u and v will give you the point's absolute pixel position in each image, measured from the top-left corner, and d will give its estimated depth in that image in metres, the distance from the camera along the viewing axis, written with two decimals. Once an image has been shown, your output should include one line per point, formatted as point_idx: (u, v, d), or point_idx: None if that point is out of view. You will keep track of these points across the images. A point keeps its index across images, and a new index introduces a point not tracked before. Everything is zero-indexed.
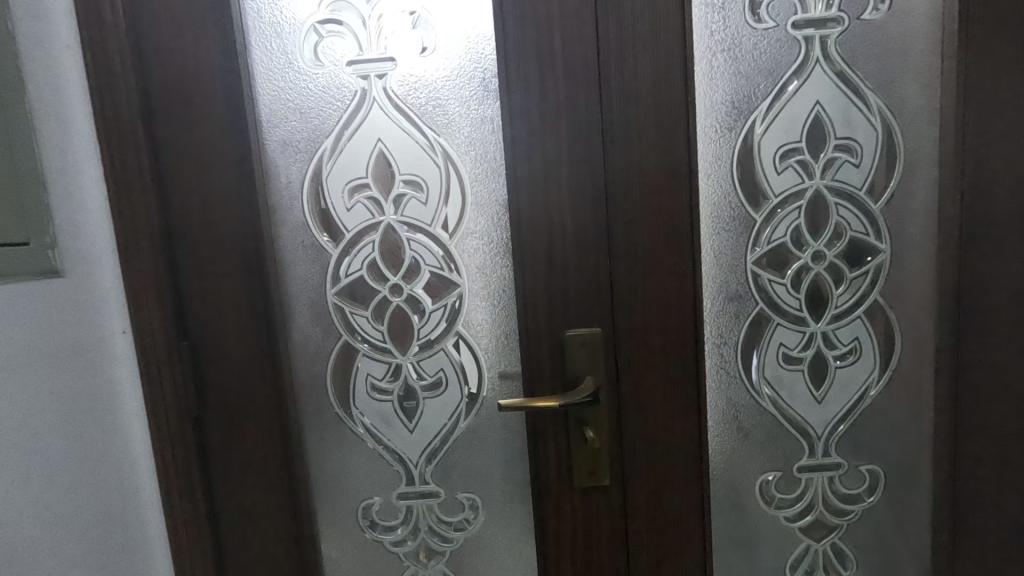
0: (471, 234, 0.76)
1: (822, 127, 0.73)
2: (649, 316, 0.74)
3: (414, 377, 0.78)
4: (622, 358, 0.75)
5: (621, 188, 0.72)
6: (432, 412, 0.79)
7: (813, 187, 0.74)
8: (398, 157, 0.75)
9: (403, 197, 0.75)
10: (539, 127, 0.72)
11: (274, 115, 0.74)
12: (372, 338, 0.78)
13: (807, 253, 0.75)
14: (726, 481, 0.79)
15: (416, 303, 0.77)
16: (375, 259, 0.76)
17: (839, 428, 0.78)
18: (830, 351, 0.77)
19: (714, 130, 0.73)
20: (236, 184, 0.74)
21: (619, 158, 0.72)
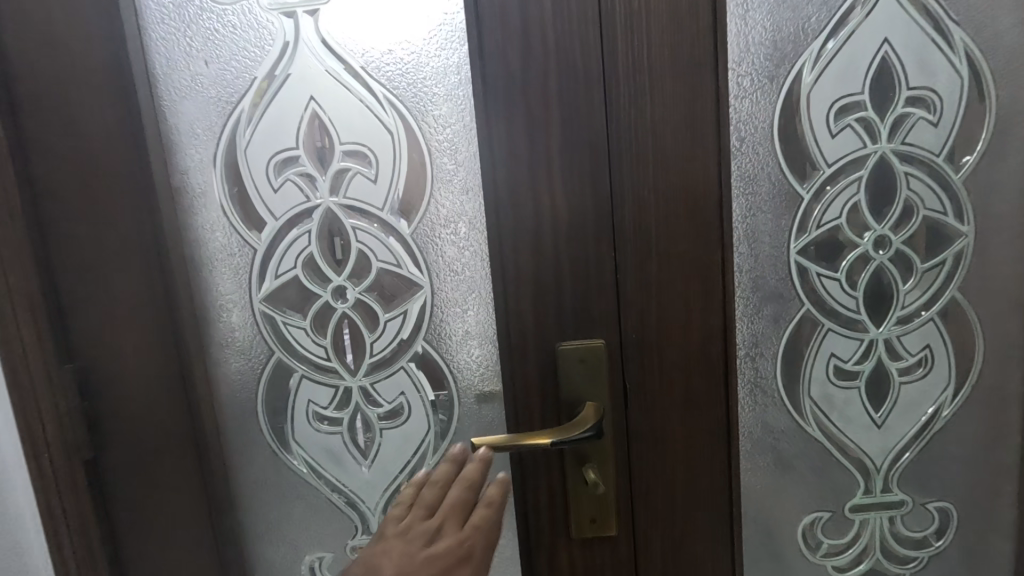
0: (435, 220, 0.59)
1: (890, 74, 0.56)
2: (666, 323, 0.58)
3: (368, 404, 0.62)
4: (631, 378, 0.59)
5: (629, 157, 0.55)
6: (394, 452, 0.63)
7: (876, 153, 0.57)
8: (337, 120, 0.57)
9: (346, 174, 0.58)
10: (521, 77, 0.55)
11: (171, 65, 0.57)
12: (313, 355, 0.61)
13: (867, 239, 0.59)
14: (761, 524, 0.63)
15: (367, 309, 0.61)
16: (312, 254, 0.60)
17: (903, 457, 0.62)
18: (895, 363, 0.61)
19: (751, 79, 0.56)
20: (126, 156, 0.57)
21: (626, 117, 0.55)
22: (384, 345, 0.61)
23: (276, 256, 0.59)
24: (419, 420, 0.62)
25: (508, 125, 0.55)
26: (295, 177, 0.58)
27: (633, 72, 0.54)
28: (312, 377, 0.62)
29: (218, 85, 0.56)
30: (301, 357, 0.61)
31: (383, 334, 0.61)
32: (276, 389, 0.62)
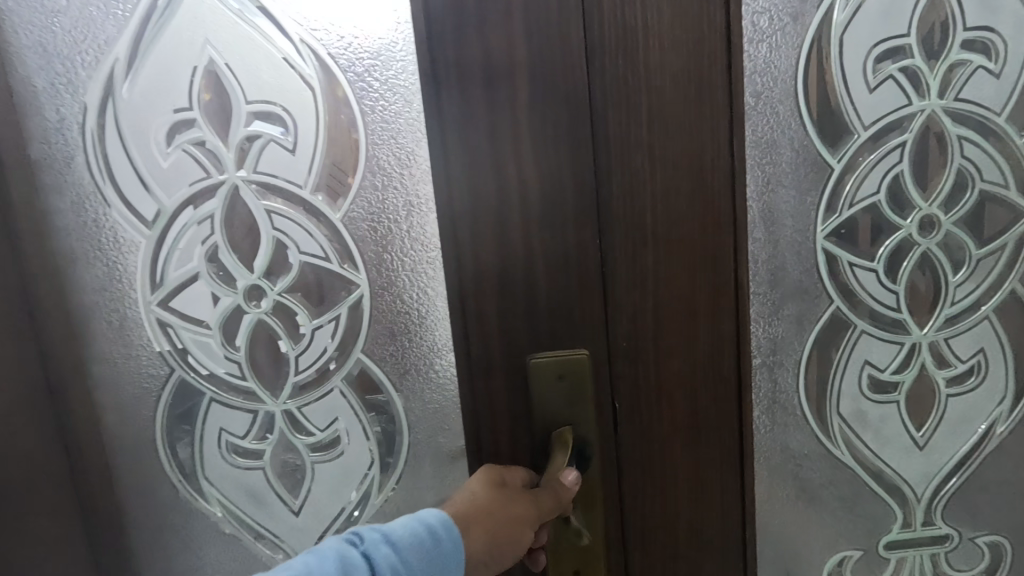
0: (370, 198, 0.47)
1: (942, 13, 0.45)
2: (665, 327, 0.46)
3: (296, 433, 0.52)
4: (620, 396, 0.47)
5: (618, 116, 0.43)
6: (326, 489, 0.53)
7: (924, 112, 0.46)
8: (236, 73, 0.47)
9: (255, 141, 0.48)
10: (477, 11, 0.42)
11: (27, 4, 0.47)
12: (225, 373, 0.52)
13: (911, 220, 0.48)
14: (779, 566, 0.53)
15: (287, 313, 0.50)
16: (217, 246, 0.50)
17: (949, 484, 0.52)
18: (941, 371, 0.50)
19: (769, 18, 0.44)
20: None
21: (614, 64, 0.43)
22: (306, 363, 0.51)
23: (168, 247, 0.50)
24: (353, 453, 0.52)
25: (462, 75, 0.43)
26: (191, 147, 0.48)
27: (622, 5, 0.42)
28: (223, 400, 0.52)
29: (89, 36, 0.47)
30: (206, 374, 0.52)
31: (302, 351, 0.51)
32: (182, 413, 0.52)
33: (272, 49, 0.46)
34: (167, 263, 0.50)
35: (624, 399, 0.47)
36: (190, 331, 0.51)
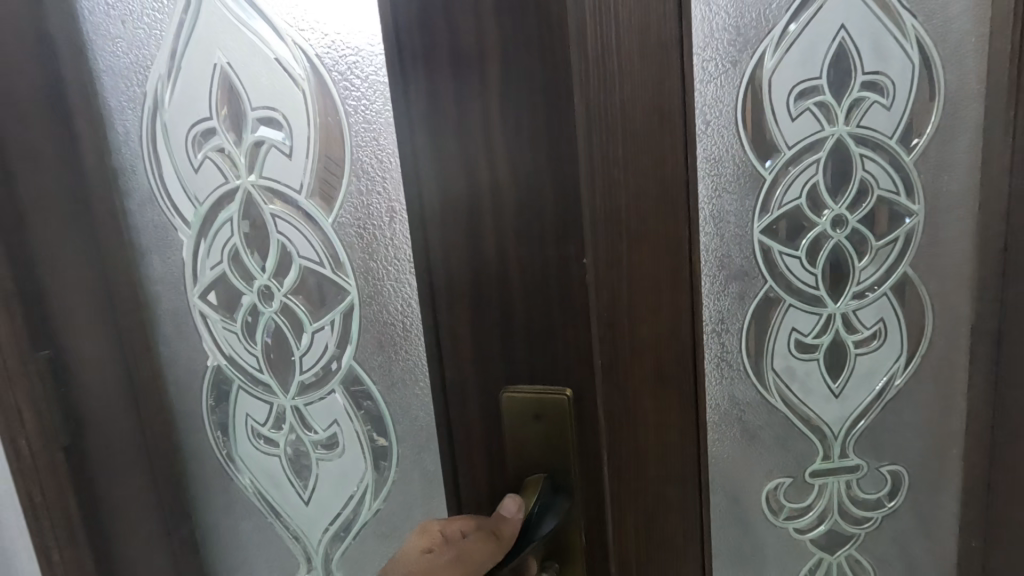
0: (345, 206, 0.65)
1: (847, 59, 0.59)
2: (637, 304, 0.58)
3: (305, 431, 0.73)
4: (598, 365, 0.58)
5: (594, 128, 0.54)
6: (330, 475, 0.73)
7: (833, 136, 0.60)
8: (245, 91, 0.66)
9: (263, 145, 0.67)
10: (476, 51, 0.54)
11: (109, 47, 0.68)
12: (248, 363, 0.72)
13: (825, 219, 0.62)
14: (727, 491, 0.67)
15: (292, 315, 0.70)
16: (235, 245, 0.70)
17: (859, 424, 0.66)
18: (851, 336, 0.64)
19: (713, 64, 0.58)
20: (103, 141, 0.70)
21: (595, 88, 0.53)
22: (310, 366, 0.71)
23: (217, 258, 0.70)
24: (347, 447, 0.71)
25: (462, 106, 0.56)
26: (214, 154, 0.68)
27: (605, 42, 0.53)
28: (248, 389, 0.73)
29: (138, 67, 0.68)
30: (241, 356, 0.72)
31: (306, 352, 0.70)
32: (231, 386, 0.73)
33: (269, 53, 0.64)
34: (217, 276, 0.71)
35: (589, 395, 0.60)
36: (224, 321, 0.72)
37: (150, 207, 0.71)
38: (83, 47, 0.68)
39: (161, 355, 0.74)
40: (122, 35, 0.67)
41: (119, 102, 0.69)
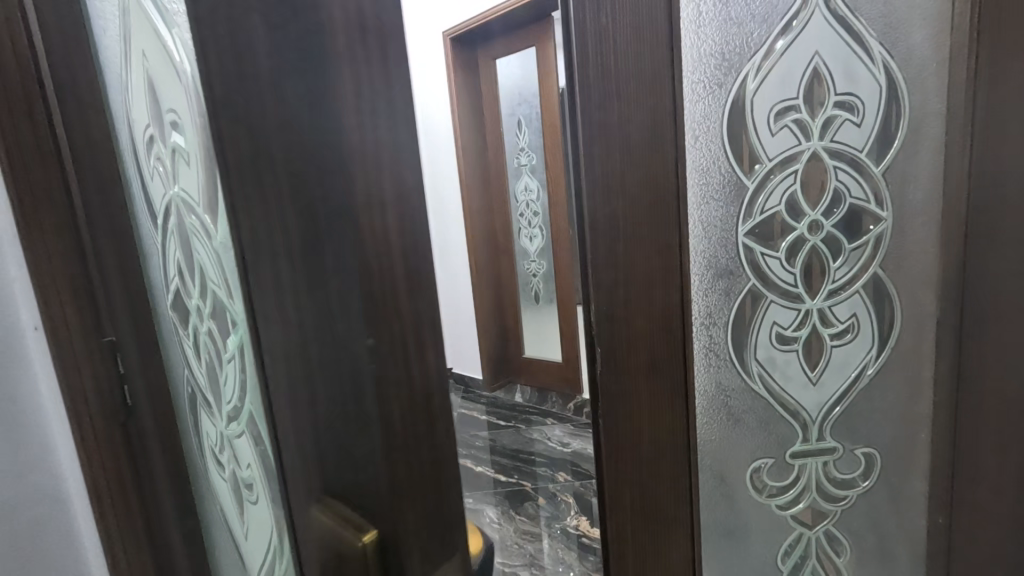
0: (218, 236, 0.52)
1: (821, 81, 0.66)
2: (631, 300, 0.67)
3: (238, 466, 0.69)
4: (595, 357, 0.68)
5: (586, 149, 0.63)
6: (256, 517, 0.67)
7: (809, 150, 0.68)
8: (161, 91, 0.59)
9: (179, 149, 0.59)
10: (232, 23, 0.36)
11: (100, 53, 0.68)
12: (202, 378, 0.72)
13: (804, 223, 0.69)
14: (714, 471, 0.74)
15: (215, 344, 0.64)
16: (181, 258, 0.68)
17: (835, 410, 0.73)
18: (827, 329, 0.71)
19: (701, 87, 0.65)
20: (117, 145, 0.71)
21: (590, 115, 0.63)
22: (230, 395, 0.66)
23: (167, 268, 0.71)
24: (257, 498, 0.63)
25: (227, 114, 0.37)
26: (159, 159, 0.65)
27: (602, 76, 0.62)
28: (208, 404, 0.73)
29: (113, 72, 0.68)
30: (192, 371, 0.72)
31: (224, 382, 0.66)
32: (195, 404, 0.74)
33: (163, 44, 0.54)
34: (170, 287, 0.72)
35: (410, 508, 0.44)
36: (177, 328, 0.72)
37: (137, 208, 0.73)
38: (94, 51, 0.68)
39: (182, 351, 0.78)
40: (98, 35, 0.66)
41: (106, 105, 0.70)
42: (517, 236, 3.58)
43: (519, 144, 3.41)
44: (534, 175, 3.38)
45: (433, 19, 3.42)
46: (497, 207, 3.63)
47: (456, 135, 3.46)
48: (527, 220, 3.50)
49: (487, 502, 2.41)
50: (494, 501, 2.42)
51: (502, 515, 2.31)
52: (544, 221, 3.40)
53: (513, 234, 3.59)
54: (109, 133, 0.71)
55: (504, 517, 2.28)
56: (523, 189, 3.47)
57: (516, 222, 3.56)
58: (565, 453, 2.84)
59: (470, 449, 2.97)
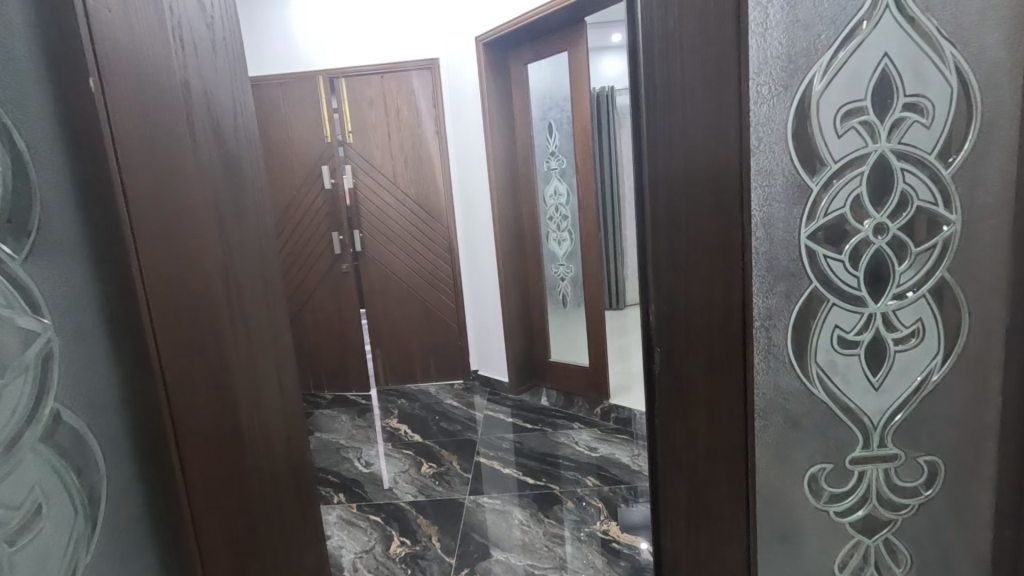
0: None
1: (889, 82, 0.65)
2: (692, 301, 0.67)
3: None
4: (657, 358, 0.69)
5: (650, 151, 0.64)
6: None
7: (876, 152, 0.67)
8: None
9: None
10: None
11: (229, 110, 0.73)
12: None
13: (869, 226, 0.68)
14: (771, 475, 0.74)
15: None
16: None
17: (896, 417, 0.72)
18: (890, 334, 0.70)
19: (767, 89, 0.65)
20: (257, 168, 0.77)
21: (656, 115, 0.63)
22: None
23: None
24: None
25: None
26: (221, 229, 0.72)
27: (667, 78, 0.63)
28: None
29: (224, 134, 0.72)
30: None
31: None
32: (50, 384, 0.63)
33: None
34: None
35: None
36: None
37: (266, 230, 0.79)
38: (234, 104, 0.74)
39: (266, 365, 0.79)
40: (75, 24, 0.61)
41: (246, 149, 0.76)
42: (546, 240, 3.59)
43: (549, 148, 3.43)
44: (563, 179, 3.40)
45: (466, 25, 3.46)
46: (526, 210, 3.65)
47: (486, 138, 3.48)
48: (556, 224, 3.51)
49: (515, 504, 2.42)
50: (521, 503, 2.42)
51: (531, 517, 2.31)
52: (574, 224, 3.41)
53: (541, 238, 3.60)
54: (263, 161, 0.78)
55: (533, 519, 2.28)
56: (552, 193, 3.49)
57: (545, 226, 3.57)
58: (591, 457, 2.83)
59: (497, 451, 2.98)
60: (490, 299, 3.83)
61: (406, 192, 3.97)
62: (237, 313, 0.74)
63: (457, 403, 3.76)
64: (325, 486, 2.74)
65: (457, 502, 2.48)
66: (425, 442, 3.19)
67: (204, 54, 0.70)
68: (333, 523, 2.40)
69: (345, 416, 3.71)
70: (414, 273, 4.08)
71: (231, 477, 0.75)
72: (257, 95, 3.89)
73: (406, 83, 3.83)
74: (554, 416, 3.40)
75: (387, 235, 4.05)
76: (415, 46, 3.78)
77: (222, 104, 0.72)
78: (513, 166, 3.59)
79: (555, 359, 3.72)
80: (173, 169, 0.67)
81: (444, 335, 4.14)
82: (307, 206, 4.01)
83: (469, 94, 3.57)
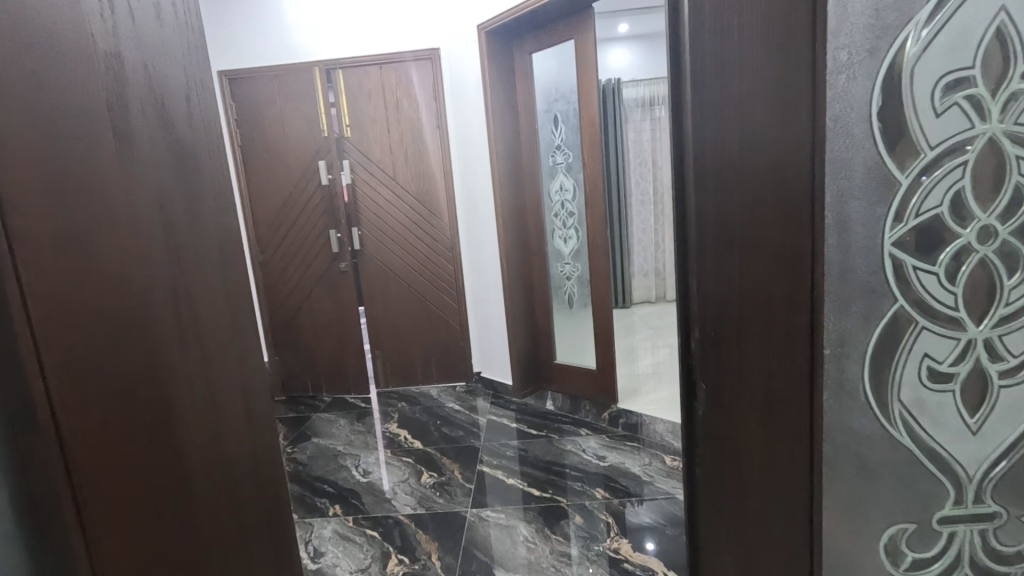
0: None
1: (1007, 44, 0.50)
2: (747, 325, 0.55)
3: None
4: (700, 392, 0.57)
5: (694, 142, 0.52)
6: None
7: (985, 135, 0.52)
8: None
9: None
10: None
11: (173, 102, 0.69)
12: None
13: (973, 229, 0.53)
14: (839, 535, 0.60)
15: None
16: None
17: (998, 467, 0.57)
18: (995, 365, 0.55)
19: (849, 54, 0.51)
20: (204, 163, 0.74)
21: (701, 97, 0.52)
22: None
23: None
24: None
25: None
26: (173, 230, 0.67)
27: (716, 54, 0.51)
28: None
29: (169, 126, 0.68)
30: None
31: None
32: None
33: None
34: None
35: None
36: None
37: (219, 227, 0.76)
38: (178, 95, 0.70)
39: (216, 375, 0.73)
40: None
41: (195, 143, 0.72)
42: (551, 238, 3.45)
43: (555, 142, 3.28)
44: (569, 174, 3.25)
45: (467, 13, 3.31)
46: (530, 207, 3.50)
47: (489, 132, 3.33)
48: (562, 221, 3.37)
49: (519, 518, 2.29)
50: (526, 517, 2.29)
51: (536, 532, 2.18)
52: (580, 221, 3.27)
53: (546, 236, 3.47)
54: (215, 156, 0.75)
55: (538, 535, 2.16)
56: (558, 188, 3.34)
57: (551, 223, 3.44)
58: (598, 466, 2.70)
59: (501, 459, 2.85)
60: (494, 299, 3.69)
61: (406, 188, 3.83)
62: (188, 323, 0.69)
63: (459, 407, 3.64)
64: (320, 497, 2.62)
65: (459, 515, 2.35)
66: (426, 448, 3.07)
67: (128, 43, 0.62)
68: (328, 538, 2.28)
69: (344, 420, 3.59)
70: (415, 271, 3.95)
71: (158, 524, 0.64)
72: (251, 88, 3.75)
73: (406, 75, 3.68)
74: (560, 421, 3.27)
75: (387, 233, 3.91)
76: (415, 36, 3.62)
77: (169, 95, 0.68)
78: (517, 160, 3.45)
79: (561, 361, 3.58)
80: (89, 173, 0.56)
81: (446, 335, 4.01)
82: (304, 202, 3.88)
83: (471, 85, 3.41)
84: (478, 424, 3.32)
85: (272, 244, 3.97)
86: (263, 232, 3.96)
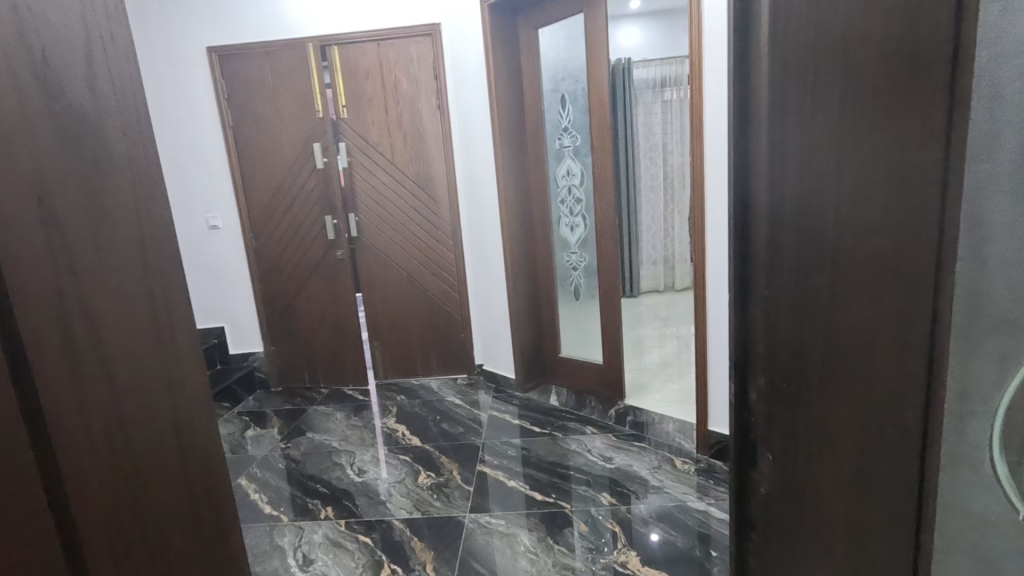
0: None
1: None
2: (826, 391, 0.40)
3: None
4: (762, 459, 0.45)
5: (769, 155, 0.39)
6: None
7: None
8: None
9: None
10: None
11: (58, 60, 0.52)
12: None
13: None
14: None
15: None
16: None
17: None
18: None
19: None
20: (107, 142, 0.58)
21: (783, 86, 0.38)
22: None
23: None
24: None
25: None
26: (63, 223, 0.52)
27: (807, 40, 0.36)
28: None
29: (51, 87, 0.52)
30: None
31: None
32: None
33: None
34: None
35: None
36: None
37: (133, 220, 0.61)
38: (66, 49, 0.53)
39: (133, 410, 0.59)
40: None
41: (93, 110, 0.56)
42: (557, 226, 3.28)
43: (562, 124, 3.09)
44: (577, 158, 3.07)
45: None
46: (535, 193, 3.32)
47: (492, 113, 3.14)
48: (568, 208, 3.20)
49: (520, 525, 2.16)
50: (528, 524, 2.17)
51: (538, 542, 2.05)
52: (588, 209, 3.09)
53: (552, 223, 3.30)
54: (120, 130, 0.60)
55: (541, 546, 2.03)
56: (564, 173, 3.16)
57: (556, 210, 3.26)
58: (605, 468, 2.56)
59: (502, 458, 2.72)
60: (496, 289, 3.53)
61: (406, 172, 3.66)
62: (88, 355, 0.54)
63: (460, 401, 3.50)
64: (312, 498, 2.50)
65: (457, 522, 2.23)
66: (423, 445, 2.94)
67: None
68: (318, 544, 2.16)
69: (341, 414, 3.47)
70: (414, 260, 3.79)
71: None
72: (242, 65, 3.56)
73: (405, 52, 3.48)
74: (564, 419, 3.13)
75: (386, 219, 3.75)
76: (416, 9, 3.41)
77: (58, 51, 0.52)
78: (522, 144, 3.26)
79: (565, 355, 3.43)
80: None
81: (446, 327, 3.87)
82: (298, 187, 3.71)
83: (473, 62, 3.21)
84: (479, 421, 3.19)
85: (266, 231, 3.82)
86: (257, 218, 3.81)
